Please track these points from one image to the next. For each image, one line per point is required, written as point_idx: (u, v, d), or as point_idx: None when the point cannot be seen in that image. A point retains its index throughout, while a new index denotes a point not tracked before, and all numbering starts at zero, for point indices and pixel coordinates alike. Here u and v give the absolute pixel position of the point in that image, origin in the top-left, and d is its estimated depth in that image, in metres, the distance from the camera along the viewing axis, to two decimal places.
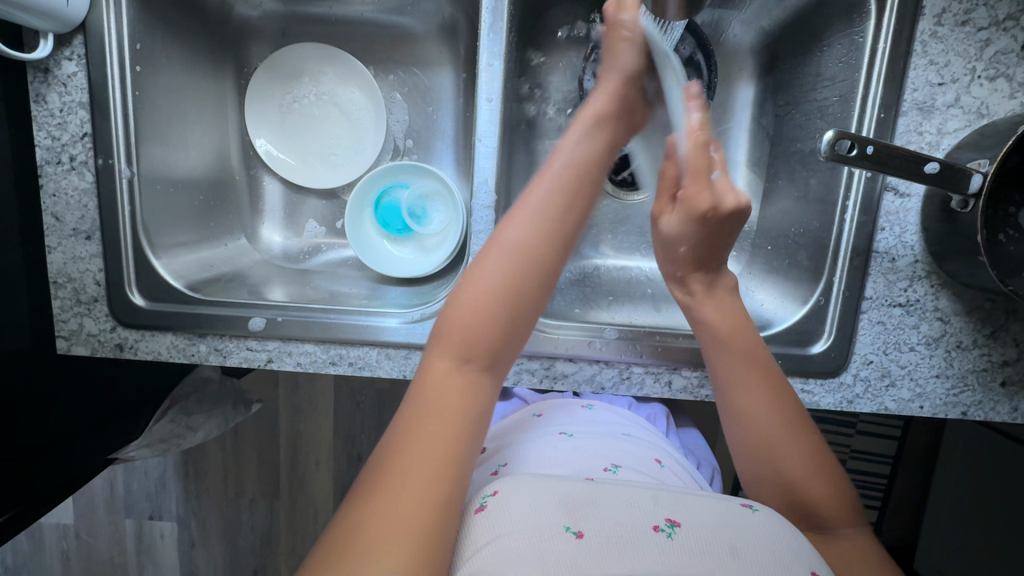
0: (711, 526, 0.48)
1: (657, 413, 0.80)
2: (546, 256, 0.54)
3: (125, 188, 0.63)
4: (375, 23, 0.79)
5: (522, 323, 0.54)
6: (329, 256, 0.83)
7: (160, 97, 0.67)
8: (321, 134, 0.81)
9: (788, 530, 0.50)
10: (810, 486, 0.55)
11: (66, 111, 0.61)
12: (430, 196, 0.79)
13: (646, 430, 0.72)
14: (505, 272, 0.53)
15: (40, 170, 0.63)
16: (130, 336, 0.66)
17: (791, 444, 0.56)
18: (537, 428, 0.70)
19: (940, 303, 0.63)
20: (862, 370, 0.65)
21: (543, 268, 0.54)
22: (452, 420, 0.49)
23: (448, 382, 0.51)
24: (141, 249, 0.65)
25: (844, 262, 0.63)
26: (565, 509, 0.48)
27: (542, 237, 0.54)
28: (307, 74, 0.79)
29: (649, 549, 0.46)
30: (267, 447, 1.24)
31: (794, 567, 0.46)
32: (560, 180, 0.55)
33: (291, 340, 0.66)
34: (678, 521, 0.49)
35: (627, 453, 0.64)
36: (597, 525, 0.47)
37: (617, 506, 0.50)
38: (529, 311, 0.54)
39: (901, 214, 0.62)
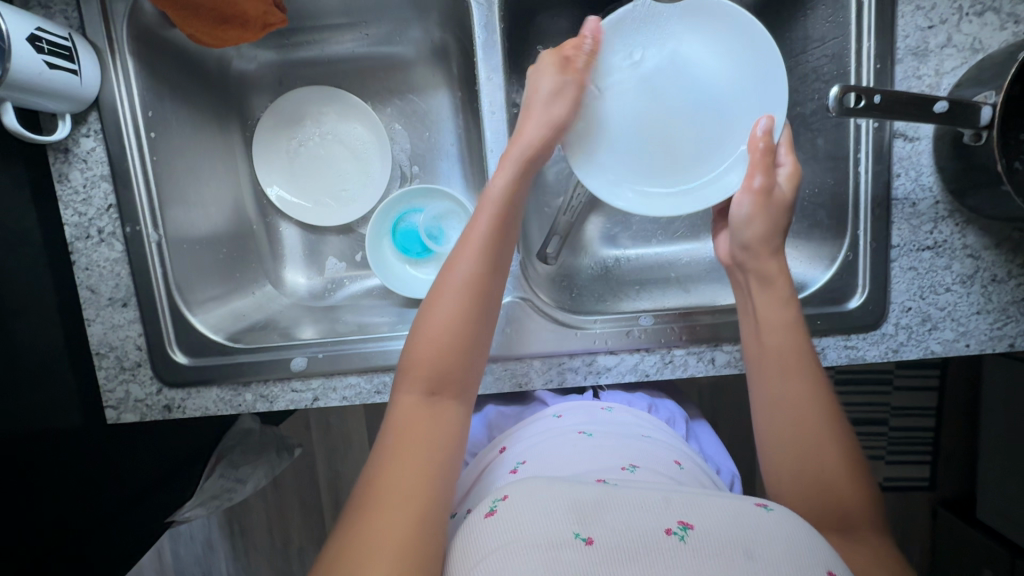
0: (724, 526, 0.46)
1: (676, 416, 0.78)
2: (480, 276, 0.58)
3: (154, 250, 0.65)
4: (367, 58, 0.81)
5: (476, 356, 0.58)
6: (353, 289, 0.84)
7: (175, 158, 0.69)
8: (330, 172, 0.83)
9: (806, 529, 0.47)
10: (838, 478, 0.53)
11: (90, 186, 0.63)
12: (445, 215, 0.80)
13: (664, 432, 0.70)
14: (455, 307, 0.57)
15: (71, 247, 0.64)
16: (176, 395, 0.67)
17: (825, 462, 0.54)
18: (554, 427, 0.68)
19: (967, 240, 0.63)
20: (902, 318, 0.65)
21: (484, 294, 0.59)
22: (427, 442, 0.52)
23: (417, 411, 0.54)
24: (177, 307, 0.66)
25: (866, 214, 0.64)
26: (577, 514, 0.47)
27: (478, 274, 0.58)
28: (309, 116, 0.81)
29: (661, 556, 0.44)
30: (310, 492, 1.24)
31: (812, 569, 0.43)
32: (487, 221, 0.60)
33: (335, 374, 0.67)
34: (691, 523, 0.46)
35: (643, 453, 0.63)
36: (607, 530, 0.45)
37: (630, 510, 0.48)
38: (475, 329, 0.58)
39: (913, 158, 0.63)
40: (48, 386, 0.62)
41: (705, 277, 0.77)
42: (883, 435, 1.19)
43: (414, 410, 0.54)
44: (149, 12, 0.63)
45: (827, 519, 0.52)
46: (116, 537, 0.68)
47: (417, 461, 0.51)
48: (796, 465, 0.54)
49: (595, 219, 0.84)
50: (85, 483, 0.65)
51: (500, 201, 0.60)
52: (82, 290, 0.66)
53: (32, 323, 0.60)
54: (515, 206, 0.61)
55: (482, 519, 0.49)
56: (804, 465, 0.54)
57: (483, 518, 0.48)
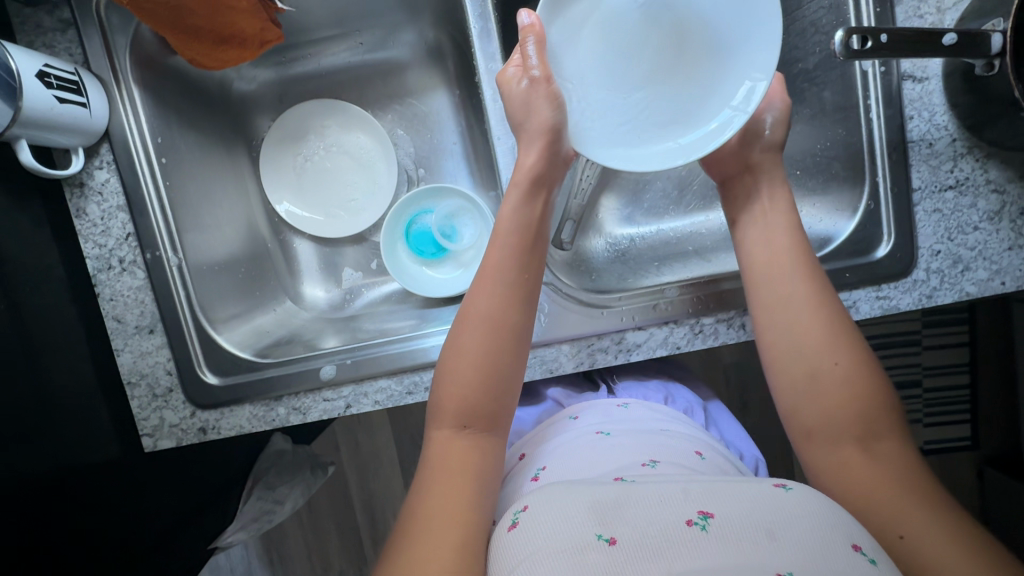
0: (745, 511, 0.44)
1: (693, 405, 0.77)
2: (498, 309, 0.58)
3: (176, 273, 0.66)
4: (364, 66, 0.82)
5: (505, 387, 0.57)
6: (371, 296, 0.84)
7: (187, 182, 0.70)
8: (337, 184, 0.83)
9: (836, 506, 0.45)
10: (854, 385, 0.51)
11: (108, 217, 0.64)
12: (456, 213, 0.80)
13: (683, 423, 0.69)
14: (481, 341, 0.56)
15: (95, 279, 0.65)
16: (210, 416, 0.67)
17: (837, 381, 0.52)
18: (571, 429, 0.67)
19: (990, 175, 0.62)
20: (938, 258, 0.63)
21: (505, 326, 0.57)
22: (462, 476, 0.52)
23: (451, 447, 0.54)
24: (203, 327, 0.67)
25: (882, 160, 0.63)
26: (596, 513, 0.45)
27: (494, 309, 0.58)
28: (312, 131, 0.82)
29: (684, 549, 0.42)
30: (345, 513, 1.23)
31: (839, 548, 0.41)
32: (500, 254, 0.59)
33: (365, 379, 0.66)
34: (711, 511, 0.44)
35: (666, 447, 0.61)
36: (629, 527, 0.44)
37: (650, 504, 0.46)
38: (499, 362, 0.56)
39: (925, 99, 0.62)
40: (79, 419, 0.62)
41: (723, 245, 0.76)
42: (919, 398, 1.16)
43: (450, 447, 0.54)
44: (150, 39, 0.64)
45: (846, 442, 0.51)
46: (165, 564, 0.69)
47: (455, 491, 0.51)
48: (808, 388, 0.53)
49: (605, 203, 0.84)
50: (122, 510, 0.66)
51: (509, 234, 0.60)
52: (108, 321, 0.66)
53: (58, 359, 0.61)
54: (527, 240, 0.60)
55: (507, 532, 0.48)
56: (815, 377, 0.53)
57: (507, 532, 0.48)
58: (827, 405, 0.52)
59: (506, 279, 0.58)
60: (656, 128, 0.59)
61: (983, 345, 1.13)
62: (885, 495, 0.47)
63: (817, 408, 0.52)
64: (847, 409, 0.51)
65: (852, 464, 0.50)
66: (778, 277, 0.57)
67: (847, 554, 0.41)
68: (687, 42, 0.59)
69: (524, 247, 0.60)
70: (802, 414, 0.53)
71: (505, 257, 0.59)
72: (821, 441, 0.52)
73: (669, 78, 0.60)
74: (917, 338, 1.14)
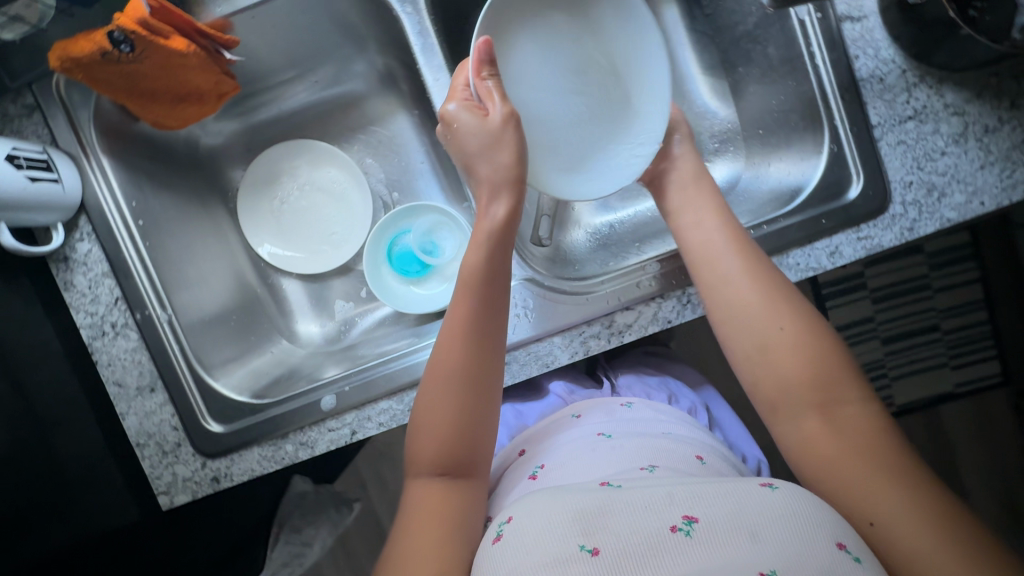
0: (727, 513, 0.46)
1: (697, 406, 0.79)
2: (466, 355, 0.58)
3: (168, 329, 0.67)
4: (323, 103, 0.84)
5: (478, 430, 0.58)
6: (366, 323, 0.84)
7: (168, 240, 0.72)
8: (316, 220, 0.85)
9: (814, 504, 0.47)
10: (811, 380, 0.53)
11: (95, 286, 0.65)
12: (434, 228, 0.81)
13: (688, 425, 0.69)
14: (449, 389, 0.58)
15: (92, 348, 0.66)
16: (221, 464, 0.67)
17: (800, 368, 0.54)
18: (573, 429, 0.67)
19: (947, 99, 0.62)
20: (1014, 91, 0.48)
21: (476, 370, 0.58)
22: (440, 522, 0.53)
23: (430, 493, 0.55)
24: (201, 376, 0.68)
25: (836, 102, 0.63)
26: (579, 522, 0.47)
27: (463, 355, 0.58)
28: (284, 173, 0.85)
29: (669, 557, 0.44)
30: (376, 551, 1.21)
31: (817, 547, 0.43)
32: (463, 300, 0.60)
33: (366, 404, 0.67)
34: (695, 516, 0.46)
35: (666, 453, 0.61)
36: (614, 537, 0.45)
37: (632, 510, 0.47)
38: (474, 406, 0.58)
39: (867, 37, 0.62)
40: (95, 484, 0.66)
41: None
42: (940, 341, 1.14)
43: (427, 495, 0.55)
44: (111, 109, 0.67)
45: (810, 427, 0.53)
46: None
47: (436, 537, 0.52)
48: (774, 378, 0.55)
49: None
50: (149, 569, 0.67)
51: (469, 277, 0.60)
52: (110, 387, 0.67)
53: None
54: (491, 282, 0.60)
55: (492, 545, 0.50)
56: (775, 376, 0.55)
57: (493, 544, 0.49)
58: (788, 390, 0.54)
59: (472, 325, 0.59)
60: (596, 151, 0.66)
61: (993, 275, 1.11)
62: (854, 477, 0.49)
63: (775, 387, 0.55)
64: (812, 397, 0.53)
65: (819, 449, 0.52)
66: (726, 281, 0.58)
67: (828, 555, 0.43)
68: (601, 73, 0.66)
69: (488, 289, 0.60)
70: (771, 410, 0.55)
71: (472, 303, 0.60)
72: (788, 429, 0.54)
73: (589, 98, 0.66)
74: (926, 281, 1.12)
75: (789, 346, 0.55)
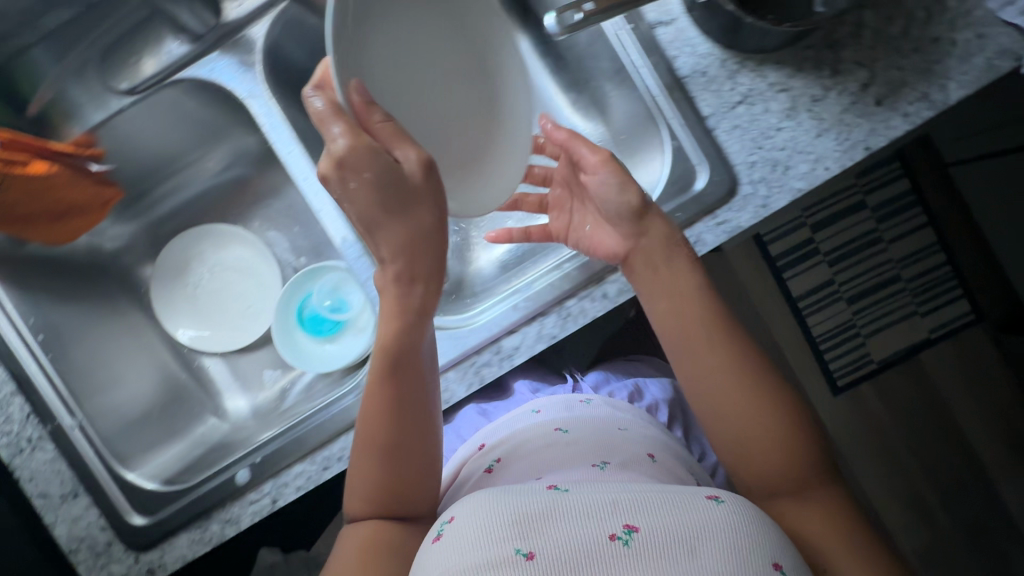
0: (674, 526, 0.47)
1: (659, 402, 0.83)
2: (389, 438, 0.59)
3: (79, 434, 0.69)
4: (216, 188, 0.88)
5: (416, 485, 0.60)
6: (296, 390, 0.85)
7: (73, 347, 0.75)
8: (231, 298, 0.88)
9: (748, 523, 0.48)
10: (763, 454, 0.59)
11: (4, 405, 0.68)
12: (339, 286, 0.85)
13: (648, 424, 0.72)
14: (380, 455, 0.59)
15: (12, 466, 0.67)
16: (153, 556, 0.67)
17: (744, 408, 0.60)
18: (530, 423, 0.70)
19: (769, 78, 0.65)
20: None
21: (412, 439, 0.59)
22: (371, 570, 0.56)
23: (363, 540, 0.58)
24: (115, 473, 0.70)
25: (667, 102, 0.66)
26: (519, 525, 0.47)
27: (395, 427, 0.59)
28: (192, 260, 0.88)
29: (604, 567, 0.45)
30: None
31: (751, 563, 0.45)
32: (379, 392, 0.59)
33: (281, 471, 0.68)
34: (636, 525, 0.47)
35: (615, 447, 0.64)
36: (548, 541, 0.46)
37: (567, 522, 0.47)
38: (406, 465, 0.59)
39: (681, 37, 0.66)
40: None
41: None
42: (905, 289, 1.19)
43: (355, 543, 0.58)
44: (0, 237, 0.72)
45: (791, 503, 0.57)
46: None
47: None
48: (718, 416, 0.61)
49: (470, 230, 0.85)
50: None
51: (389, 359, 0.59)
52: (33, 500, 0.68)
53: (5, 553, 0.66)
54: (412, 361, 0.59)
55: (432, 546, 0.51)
56: (744, 447, 0.59)
57: (432, 544, 0.51)
58: (745, 432, 0.60)
59: (399, 401, 0.59)
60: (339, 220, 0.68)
61: (940, 212, 1.18)
62: (793, 506, 0.56)
63: (725, 425, 0.61)
64: (756, 432, 0.59)
65: (788, 517, 0.56)
66: (693, 350, 0.62)
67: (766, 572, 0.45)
68: None
69: (405, 368, 0.59)
70: (740, 471, 0.60)
71: (401, 390, 0.60)
72: (734, 461, 0.61)
73: None
74: (878, 232, 1.18)
75: (728, 389, 0.60)
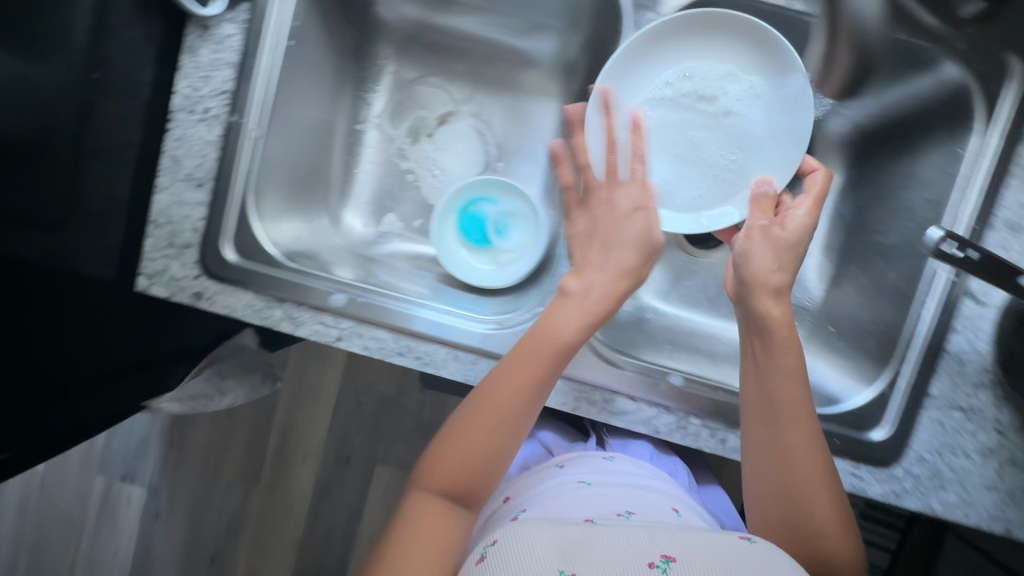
0: (706, 558, 0.52)
1: (678, 468, 0.85)
2: (542, 380, 0.58)
3: (248, 147, 0.66)
4: (498, 45, 0.84)
5: (811, 483, 0.58)
6: (400, 250, 0.85)
7: (261, 29, 0.65)
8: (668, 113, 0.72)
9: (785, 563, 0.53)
10: (812, 513, 0.58)
11: (213, 67, 0.65)
12: (514, 215, 0.82)
13: (666, 484, 0.76)
14: (775, 448, 0.60)
15: (173, 115, 0.66)
16: (210, 287, 0.67)
17: (828, 498, 0.58)
18: (557, 481, 0.74)
19: (1000, 415, 0.65)
20: (914, 467, 0.66)
21: (514, 418, 0.58)
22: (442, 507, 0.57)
23: (430, 507, 0.57)
24: (246, 205, 0.67)
25: (914, 357, 0.65)
26: (562, 553, 0.52)
27: (766, 465, 0.60)
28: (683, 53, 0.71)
29: None
30: (303, 476, 1.49)
31: None
32: (540, 362, 0.58)
33: (366, 323, 0.67)
34: (673, 556, 0.52)
35: (642, 502, 0.68)
36: (591, 566, 0.51)
37: (615, 547, 0.53)
38: (762, 463, 0.60)
39: (976, 322, 0.64)
40: (128, 70, 0.63)
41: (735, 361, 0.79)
42: None
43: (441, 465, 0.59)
44: None
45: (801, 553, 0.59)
46: (90, 403, 0.71)
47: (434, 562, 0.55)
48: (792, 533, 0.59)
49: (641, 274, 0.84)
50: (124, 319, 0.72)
51: (765, 409, 0.61)
52: (165, 157, 0.66)
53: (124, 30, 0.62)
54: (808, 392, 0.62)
55: (474, 565, 0.55)
56: (796, 522, 0.59)
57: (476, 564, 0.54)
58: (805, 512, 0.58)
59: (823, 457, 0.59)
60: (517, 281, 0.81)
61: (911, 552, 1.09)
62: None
63: (816, 530, 0.58)
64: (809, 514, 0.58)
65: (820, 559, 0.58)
66: (758, 450, 0.61)
67: None
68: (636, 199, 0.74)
69: (781, 446, 0.59)
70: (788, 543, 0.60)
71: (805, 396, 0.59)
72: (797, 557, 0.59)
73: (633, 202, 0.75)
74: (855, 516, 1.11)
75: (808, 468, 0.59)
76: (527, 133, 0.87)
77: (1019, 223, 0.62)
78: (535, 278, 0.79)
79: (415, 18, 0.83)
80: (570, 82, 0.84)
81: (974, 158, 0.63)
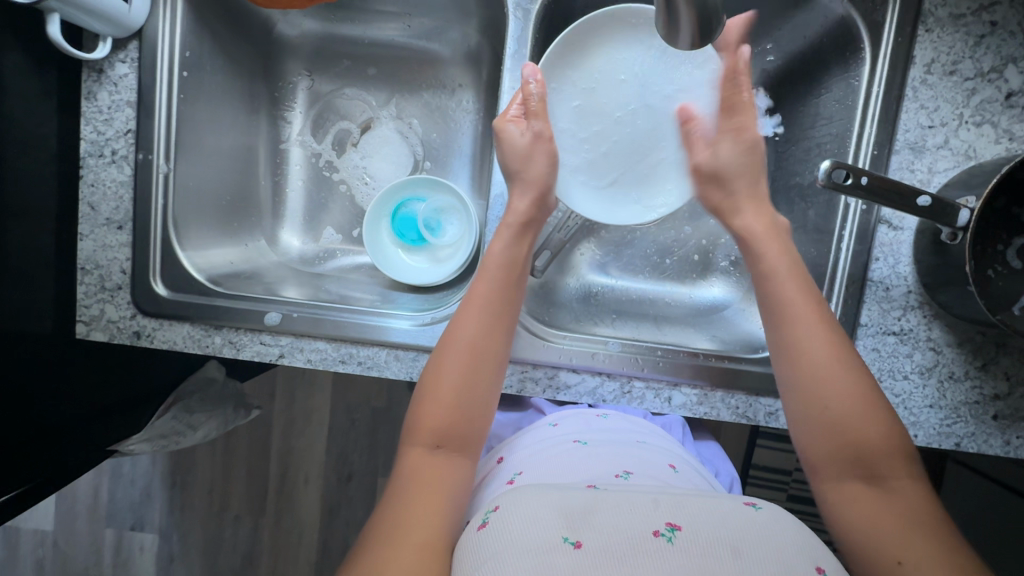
0: (712, 527, 0.50)
1: (673, 421, 0.83)
2: (490, 347, 0.62)
3: (161, 181, 0.68)
4: (404, 46, 0.85)
5: (840, 383, 0.56)
6: (343, 262, 0.86)
7: (151, 66, 0.67)
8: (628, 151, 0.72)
9: (794, 533, 0.51)
10: (847, 419, 0.55)
11: (114, 109, 0.67)
12: (445, 209, 0.82)
13: (660, 437, 0.74)
14: (796, 348, 0.58)
15: (83, 162, 0.68)
16: (148, 324, 0.69)
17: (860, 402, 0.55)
18: (551, 437, 0.72)
19: (932, 333, 0.65)
20: None
21: (476, 384, 0.61)
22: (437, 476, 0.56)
23: (426, 462, 0.58)
24: (169, 240, 0.69)
25: (838, 288, 0.67)
26: (566, 519, 0.50)
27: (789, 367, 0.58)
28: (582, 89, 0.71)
29: (649, 554, 0.47)
30: (309, 502, 1.39)
31: (798, 565, 0.47)
32: (479, 317, 0.62)
33: (304, 336, 0.68)
34: (678, 525, 0.50)
35: (639, 459, 0.66)
36: (595, 535, 0.48)
37: (619, 515, 0.51)
38: (788, 369, 0.59)
39: (894, 246, 0.66)
40: (32, 125, 0.61)
41: (680, 320, 0.80)
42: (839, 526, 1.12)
43: (421, 460, 0.58)
44: (259, 16, 0.79)
45: (853, 485, 0.55)
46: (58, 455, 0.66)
47: (426, 518, 0.54)
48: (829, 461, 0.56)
49: (583, 248, 0.86)
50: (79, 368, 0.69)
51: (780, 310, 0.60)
52: (82, 205, 0.68)
53: (18, 81, 0.58)
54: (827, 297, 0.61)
55: (476, 531, 0.52)
56: (834, 435, 0.56)
57: (478, 530, 0.52)
58: (845, 422, 0.55)
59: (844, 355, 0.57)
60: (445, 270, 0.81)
61: None
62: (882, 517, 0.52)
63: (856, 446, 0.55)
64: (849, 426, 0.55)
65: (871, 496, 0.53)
66: (785, 355, 0.59)
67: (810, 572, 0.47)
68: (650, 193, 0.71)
69: (802, 343, 0.58)
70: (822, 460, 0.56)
71: (810, 297, 0.59)
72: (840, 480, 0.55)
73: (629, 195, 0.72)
74: None
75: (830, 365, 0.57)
76: (449, 129, 0.87)
77: (919, 142, 0.63)
78: (476, 267, 0.80)
79: (318, 31, 0.84)
80: (481, 71, 0.85)
81: (864, 89, 0.64)
